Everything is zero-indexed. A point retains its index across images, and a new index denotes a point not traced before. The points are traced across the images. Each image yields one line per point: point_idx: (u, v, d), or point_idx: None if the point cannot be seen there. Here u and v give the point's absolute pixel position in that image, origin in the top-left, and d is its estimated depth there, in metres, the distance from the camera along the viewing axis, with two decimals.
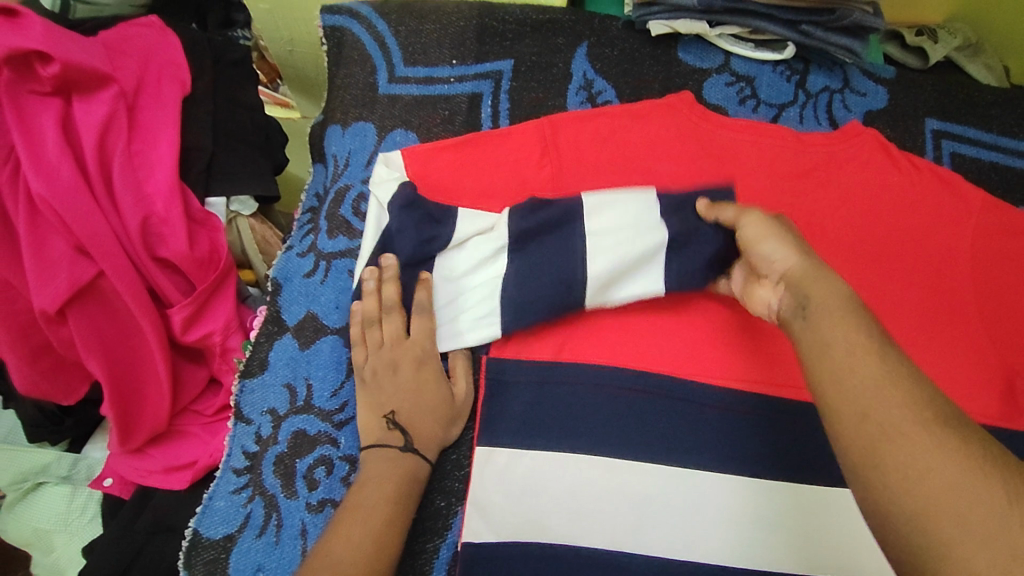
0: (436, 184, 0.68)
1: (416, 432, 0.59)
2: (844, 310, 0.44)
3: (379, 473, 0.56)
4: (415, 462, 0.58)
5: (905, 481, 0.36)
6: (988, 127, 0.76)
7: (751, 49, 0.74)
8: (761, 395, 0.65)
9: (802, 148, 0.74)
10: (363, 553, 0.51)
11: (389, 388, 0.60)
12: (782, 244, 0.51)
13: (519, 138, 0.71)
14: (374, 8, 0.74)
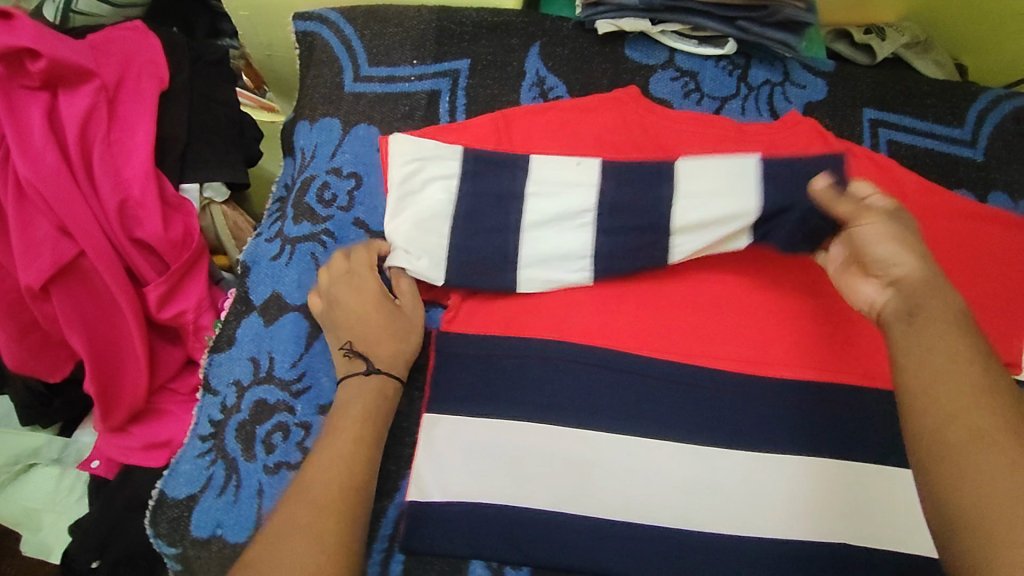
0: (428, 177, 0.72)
1: (374, 354, 0.64)
2: (946, 325, 0.50)
3: (347, 399, 0.62)
4: (382, 382, 0.63)
5: (976, 483, 0.43)
6: (923, 116, 0.81)
7: (694, 46, 0.79)
8: (698, 366, 0.70)
9: (744, 137, 0.78)
10: (335, 472, 0.56)
11: (344, 323, 0.65)
12: (903, 249, 0.54)
13: (475, 131, 0.75)
14: (342, 14, 0.80)
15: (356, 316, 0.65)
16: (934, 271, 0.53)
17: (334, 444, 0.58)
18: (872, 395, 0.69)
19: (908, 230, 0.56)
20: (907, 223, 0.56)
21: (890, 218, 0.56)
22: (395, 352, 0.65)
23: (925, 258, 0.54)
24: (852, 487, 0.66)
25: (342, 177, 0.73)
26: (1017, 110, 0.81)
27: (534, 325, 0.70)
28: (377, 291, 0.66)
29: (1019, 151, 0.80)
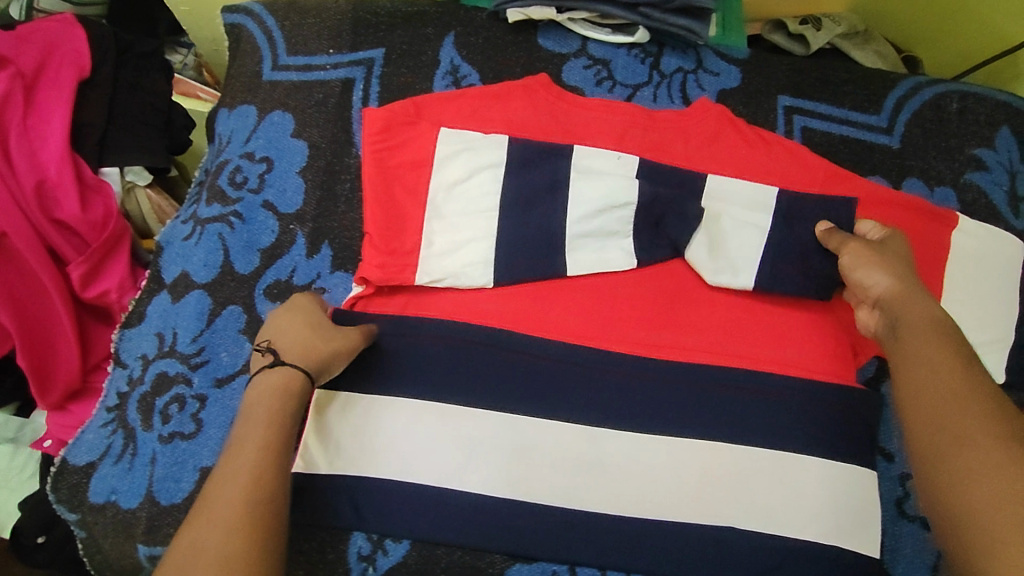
0: (388, 159, 0.74)
1: (287, 350, 0.61)
2: (928, 334, 0.58)
3: (254, 399, 0.59)
4: (284, 376, 0.60)
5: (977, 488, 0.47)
6: (840, 103, 0.80)
7: (606, 34, 0.80)
8: (592, 349, 0.71)
9: (653, 123, 0.78)
10: (240, 485, 0.53)
11: (272, 327, 0.64)
12: (876, 267, 0.64)
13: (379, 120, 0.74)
14: (265, 6, 0.83)
15: (283, 321, 0.64)
16: (902, 289, 0.62)
17: (241, 447, 0.55)
18: (765, 380, 0.70)
19: (891, 256, 0.66)
20: (889, 251, 0.66)
21: (874, 245, 0.67)
22: (309, 354, 0.62)
23: (901, 276, 0.63)
24: (739, 468, 0.67)
25: (254, 161, 0.76)
26: (937, 97, 0.81)
27: (431, 306, 0.72)
28: (311, 305, 0.66)
29: (936, 138, 0.79)
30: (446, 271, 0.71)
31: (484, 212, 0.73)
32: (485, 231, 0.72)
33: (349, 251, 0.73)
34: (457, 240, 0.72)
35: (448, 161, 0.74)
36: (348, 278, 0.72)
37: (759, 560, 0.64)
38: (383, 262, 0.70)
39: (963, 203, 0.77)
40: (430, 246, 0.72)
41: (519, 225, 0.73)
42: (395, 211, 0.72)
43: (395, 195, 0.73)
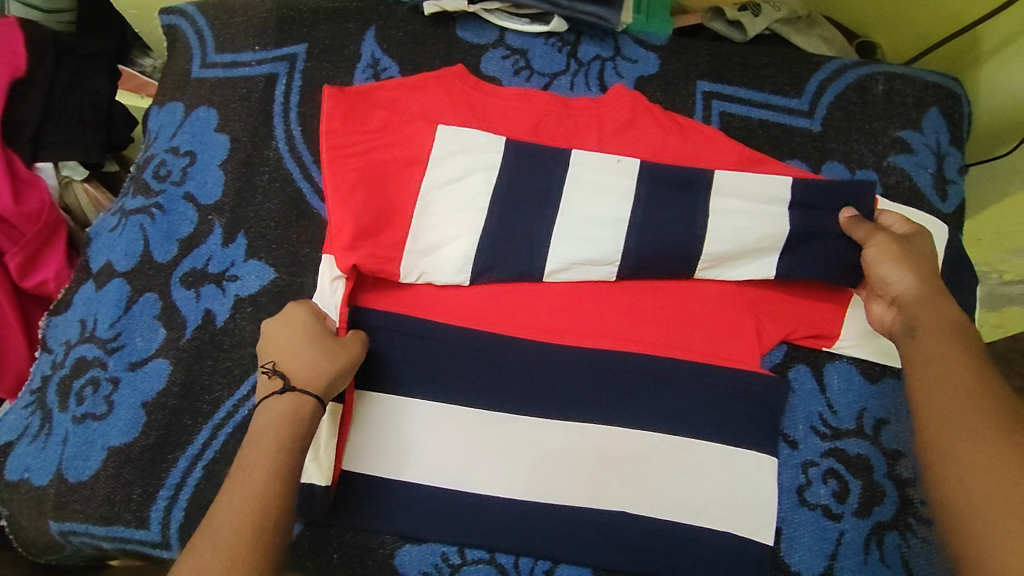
0: (362, 148, 0.72)
1: (295, 375, 0.61)
2: (947, 337, 0.57)
3: (263, 425, 0.59)
4: (294, 403, 0.59)
5: (972, 480, 0.46)
6: (761, 87, 0.79)
7: (523, 24, 0.81)
8: (495, 335, 0.71)
9: (567, 111, 0.78)
10: (246, 513, 0.53)
11: (273, 350, 0.63)
12: (902, 265, 0.63)
13: (336, 106, 0.74)
14: (198, 7, 0.86)
15: (287, 341, 0.63)
16: (925, 294, 0.61)
17: (246, 476, 0.55)
18: (668, 365, 0.69)
19: (917, 254, 0.64)
20: (917, 253, 0.64)
21: (900, 243, 0.65)
22: (318, 376, 0.61)
23: (926, 277, 0.62)
24: (636, 453, 0.66)
25: (179, 155, 0.79)
26: (862, 79, 0.79)
27: (385, 300, 0.72)
28: (311, 322, 0.64)
29: (860, 121, 0.78)
30: (427, 265, 0.71)
31: (474, 209, 0.71)
32: (471, 227, 0.71)
33: (263, 240, 0.75)
34: (443, 236, 0.71)
35: (443, 158, 0.72)
36: (260, 267, 0.74)
37: (648, 544, 0.64)
38: (370, 256, 0.69)
39: (886, 186, 0.76)
40: (416, 241, 0.71)
41: (511, 219, 0.71)
42: (382, 206, 0.71)
43: (382, 190, 0.71)
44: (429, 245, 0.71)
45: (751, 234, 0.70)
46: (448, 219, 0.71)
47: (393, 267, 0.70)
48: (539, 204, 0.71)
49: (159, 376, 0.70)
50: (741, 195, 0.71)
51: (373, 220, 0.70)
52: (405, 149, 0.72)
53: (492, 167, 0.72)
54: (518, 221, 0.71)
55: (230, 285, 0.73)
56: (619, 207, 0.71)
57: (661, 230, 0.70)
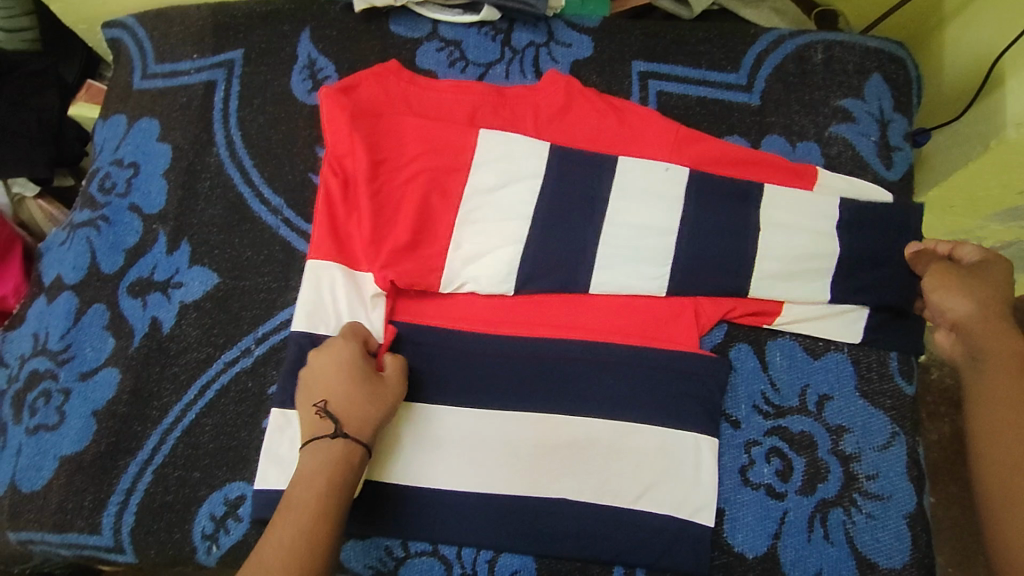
0: (385, 154, 0.76)
1: (346, 419, 0.61)
2: (1013, 374, 0.60)
3: (311, 468, 0.60)
4: (344, 449, 0.60)
5: None
6: (697, 64, 0.79)
7: (456, 15, 0.81)
8: (434, 328, 0.71)
9: (502, 100, 0.79)
10: (291, 551, 0.55)
11: (317, 385, 0.64)
12: (963, 296, 0.65)
13: (333, 108, 0.77)
14: (137, 18, 0.87)
15: (335, 380, 0.63)
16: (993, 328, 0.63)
17: (293, 513, 0.57)
18: (606, 349, 0.69)
19: (980, 279, 0.65)
20: (984, 283, 0.65)
21: (966, 275, 0.66)
22: (368, 422, 0.62)
23: (985, 303, 0.64)
24: (577, 441, 0.66)
25: (122, 167, 0.80)
26: (800, 49, 0.79)
27: (409, 310, 0.73)
28: (353, 358, 0.64)
29: (799, 92, 0.77)
30: (465, 276, 0.72)
31: (518, 219, 0.73)
32: (511, 238, 0.73)
33: (206, 246, 0.76)
34: (482, 246, 0.73)
35: (481, 166, 0.75)
36: (204, 273, 0.75)
37: (590, 531, 0.64)
38: (411, 266, 0.72)
39: (828, 156, 0.75)
40: (459, 249, 0.73)
41: (551, 232, 0.73)
42: (422, 216, 0.74)
43: (424, 201, 0.75)
44: (470, 254, 0.73)
45: (799, 250, 0.70)
46: (490, 229, 0.74)
47: (432, 278, 0.72)
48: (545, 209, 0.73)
49: (108, 385, 0.71)
50: (787, 210, 0.72)
51: (416, 231, 0.73)
52: (445, 159, 0.76)
53: (535, 177, 0.75)
54: (560, 236, 0.72)
55: (175, 291, 0.74)
56: (560, 196, 0.74)
57: (697, 243, 0.71)
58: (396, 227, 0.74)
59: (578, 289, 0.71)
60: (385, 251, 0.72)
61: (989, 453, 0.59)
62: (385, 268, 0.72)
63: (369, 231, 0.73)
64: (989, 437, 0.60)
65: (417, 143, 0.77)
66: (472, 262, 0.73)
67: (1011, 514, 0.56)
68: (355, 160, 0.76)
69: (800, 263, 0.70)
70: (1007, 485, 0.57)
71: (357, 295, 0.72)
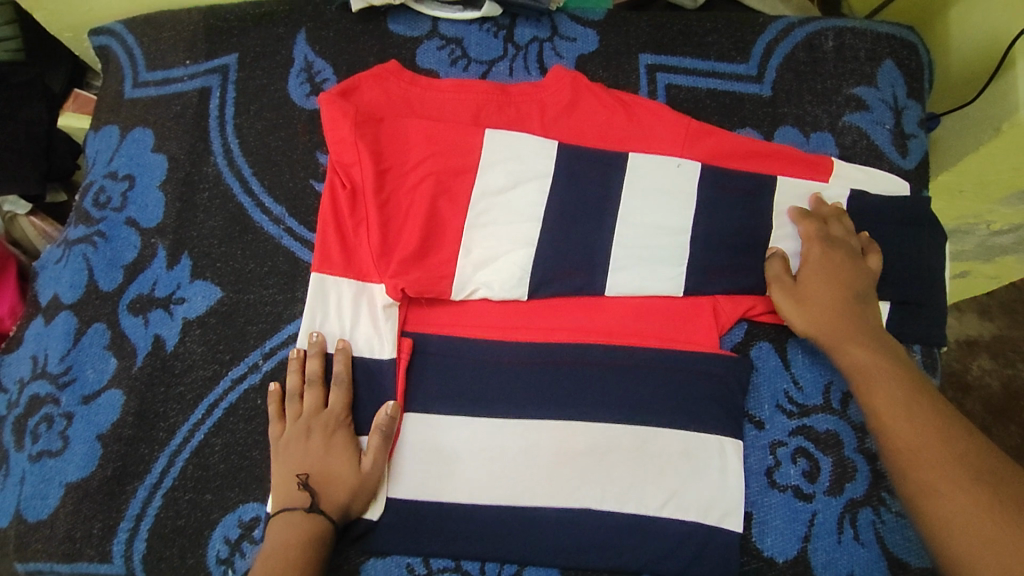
0: (391, 159, 0.74)
1: (322, 493, 0.62)
2: (875, 373, 0.61)
3: (283, 540, 0.60)
4: (315, 523, 0.61)
5: (949, 517, 0.52)
6: (704, 55, 0.77)
7: (456, 11, 0.79)
8: (447, 337, 0.70)
9: (505, 98, 0.77)
10: None
11: (291, 460, 0.64)
12: (797, 316, 0.66)
13: (333, 113, 0.74)
14: (126, 24, 0.84)
15: (314, 454, 0.64)
16: (831, 334, 0.65)
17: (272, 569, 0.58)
18: (625, 353, 0.68)
19: (818, 284, 0.66)
20: (816, 294, 0.66)
21: (797, 290, 0.67)
22: (346, 499, 0.62)
23: (826, 312, 0.65)
24: (599, 448, 0.64)
25: (117, 180, 0.78)
26: (810, 37, 0.77)
27: (421, 318, 0.71)
28: (329, 429, 0.65)
29: (811, 81, 0.76)
30: (477, 282, 0.70)
31: (529, 221, 0.72)
32: (523, 240, 0.71)
33: (208, 259, 0.74)
34: (494, 250, 0.71)
35: (489, 169, 0.74)
36: (207, 287, 0.73)
37: (616, 540, 0.62)
38: (424, 273, 0.70)
39: (843, 146, 0.74)
40: (469, 254, 0.71)
41: (564, 234, 0.71)
42: (430, 222, 0.72)
43: (433, 204, 0.73)
44: (480, 260, 0.71)
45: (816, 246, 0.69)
46: (501, 232, 0.72)
47: (444, 285, 0.70)
48: (559, 213, 0.72)
49: (113, 407, 0.69)
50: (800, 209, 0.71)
51: (425, 238, 0.71)
52: (451, 162, 0.74)
53: (545, 176, 0.73)
54: (573, 240, 0.71)
55: (177, 307, 0.72)
56: (571, 196, 0.72)
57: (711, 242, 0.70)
58: (407, 233, 0.72)
59: (593, 292, 0.70)
60: (399, 258, 0.70)
61: (896, 431, 0.58)
62: (398, 275, 0.70)
63: (377, 240, 0.72)
64: (881, 431, 0.59)
65: (422, 147, 0.75)
66: (484, 268, 0.71)
67: (919, 503, 0.55)
68: (359, 167, 0.74)
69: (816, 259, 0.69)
70: (921, 464, 0.55)
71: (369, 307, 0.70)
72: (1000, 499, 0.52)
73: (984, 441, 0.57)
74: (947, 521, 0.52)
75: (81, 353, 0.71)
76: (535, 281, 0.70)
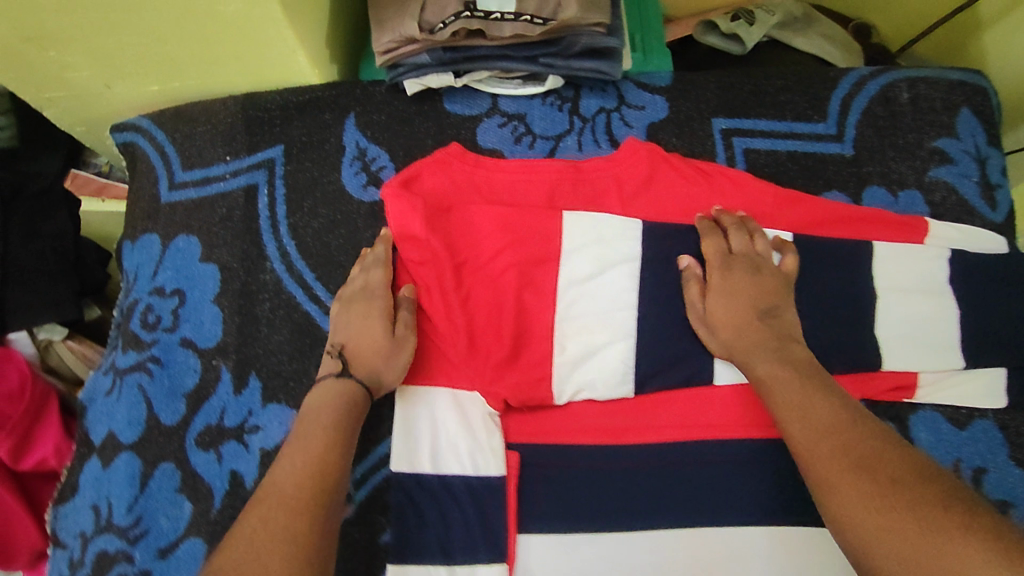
0: (466, 253, 0.69)
1: (359, 360, 0.63)
2: (775, 374, 0.60)
3: (318, 402, 0.61)
4: (346, 388, 0.62)
5: (844, 503, 0.50)
6: (781, 116, 0.74)
7: (516, 87, 0.74)
8: (555, 445, 0.67)
9: (578, 176, 0.73)
10: (276, 514, 0.52)
11: (341, 331, 0.66)
12: (713, 337, 0.65)
13: (399, 208, 0.69)
14: (154, 119, 0.77)
15: (357, 323, 0.65)
16: (741, 352, 0.63)
17: (304, 444, 0.57)
18: (745, 447, 0.66)
19: (727, 289, 0.65)
20: (723, 315, 0.64)
21: (707, 314, 0.66)
22: (381, 364, 0.63)
23: (728, 318, 0.64)
24: (734, 554, 0.62)
25: (165, 297, 0.71)
26: (884, 89, 0.74)
27: (523, 428, 0.67)
28: (375, 299, 0.66)
29: (892, 135, 0.73)
30: (578, 381, 0.66)
31: (625, 312, 0.67)
32: (622, 331, 0.67)
33: (278, 378, 0.68)
34: (591, 345, 0.67)
35: (574, 255, 0.69)
36: (282, 411, 0.67)
37: None
38: (521, 377, 0.66)
39: (932, 204, 0.72)
40: (563, 352, 0.67)
41: (665, 326, 0.67)
42: (518, 320, 0.68)
43: (516, 299, 0.68)
44: (576, 357, 0.67)
45: (922, 317, 0.68)
46: (596, 322, 0.67)
47: (543, 391, 0.66)
48: (659, 303, 0.68)
49: (194, 560, 0.62)
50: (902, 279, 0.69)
51: (516, 338, 0.67)
52: (528, 252, 0.69)
53: (634, 260, 0.69)
54: (676, 330, 0.67)
55: (252, 437, 0.66)
56: (668, 283, 0.69)
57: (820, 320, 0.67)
58: (494, 333, 0.67)
59: (705, 385, 0.67)
60: (491, 362, 0.66)
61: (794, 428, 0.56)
62: (494, 383, 0.66)
63: (465, 342, 0.67)
64: (787, 430, 0.57)
65: (494, 237, 0.69)
66: (584, 367, 0.67)
67: (824, 494, 0.52)
68: (431, 265, 0.68)
69: (923, 329, 0.68)
70: (819, 456, 0.53)
71: (466, 422, 0.65)
72: (883, 481, 0.50)
73: (887, 434, 0.54)
74: (845, 508, 0.50)
75: (153, 500, 0.64)
76: (642, 379, 0.66)
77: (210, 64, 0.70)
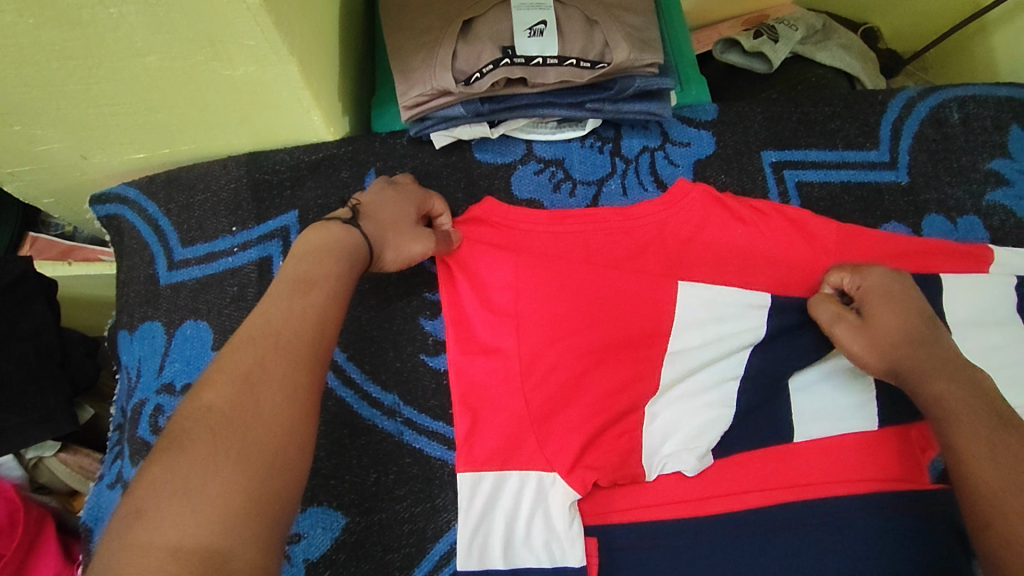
0: (535, 319, 0.60)
1: (376, 230, 0.56)
2: (922, 349, 0.56)
3: (325, 240, 0.52)
4: (355, 238, 0.53)
5: (997, 486, 0.46)
6: (832, 145, 0.70)
7: (552, 131, 0.68)
8: (633, 523, 0.61)
9: (627, 223, 0.64)
10: (270, 386, 0.42)
11: (378, 197, 0.58)
12: (870, 353, 0.57)
13: (490, 260, 0.62)
14: (141, 189, 0.68)
15: (391, 203, 0.58)
16: (908, 368, 0.56)
17: (304, 299, 0.47)
18: (835, 507, 0.61)
19: (888, 303, 0.58)
20: (885, 326, 0.57)
21: (864, 322, 0.58)
22: (391, 236, 0.56)
23: (894, 334, 0.57)
24: None
25: (175, 393, 0.62)
26: (934, 111, 0.72)
27: (596, 507, 0.61)
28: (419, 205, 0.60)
29: (945, 159, 0.71)
30: (668, 454, 0.60)
31: (696, 376, 0.61)
32: (698, 394, 0.61)
33: (317, 477, 0.60)
34: (667, 410, 0.61)
35: (637, 316, 0.62)
36: (327, 514, 0.59)
37: None
38: (611, 454, 0.59)
39: (992, 228, 0.69)
40: (653, 420, 0.61)
41: (741, 386, 0.61)
42: (587, 393, 0.60)
43: (588, 366, 0.60)
44: (666, 426, 0.61)
45: (1010, 353, 0.63)
46: (670, 385, 0.61)
47: (635, 465, 0.60)
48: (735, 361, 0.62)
49: None
50: (978, 309, 0.64)
51: (595, 413, 0.59)
52: (592, 313, 0.61)
53: (701, 319, 0.62)
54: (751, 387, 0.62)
55: (294, 548, 0.58)
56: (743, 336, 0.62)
57: None
58: (566, 410, 0.59)
59: (784, 443, 0.63)
60: (566, 445, 0.58)
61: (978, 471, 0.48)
62: (572, 466, 0.58)
63: (546, 418, 0.59)
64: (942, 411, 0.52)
65: (552, 297, 0.61)
66: (665, 437, 0.61)
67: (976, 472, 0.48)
68: (506, 328, 0.61)
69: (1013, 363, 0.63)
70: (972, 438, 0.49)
71: (536, 506, 0.58)
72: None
73: None
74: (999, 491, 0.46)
75: None
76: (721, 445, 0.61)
77: (209, 127, 0.62)
